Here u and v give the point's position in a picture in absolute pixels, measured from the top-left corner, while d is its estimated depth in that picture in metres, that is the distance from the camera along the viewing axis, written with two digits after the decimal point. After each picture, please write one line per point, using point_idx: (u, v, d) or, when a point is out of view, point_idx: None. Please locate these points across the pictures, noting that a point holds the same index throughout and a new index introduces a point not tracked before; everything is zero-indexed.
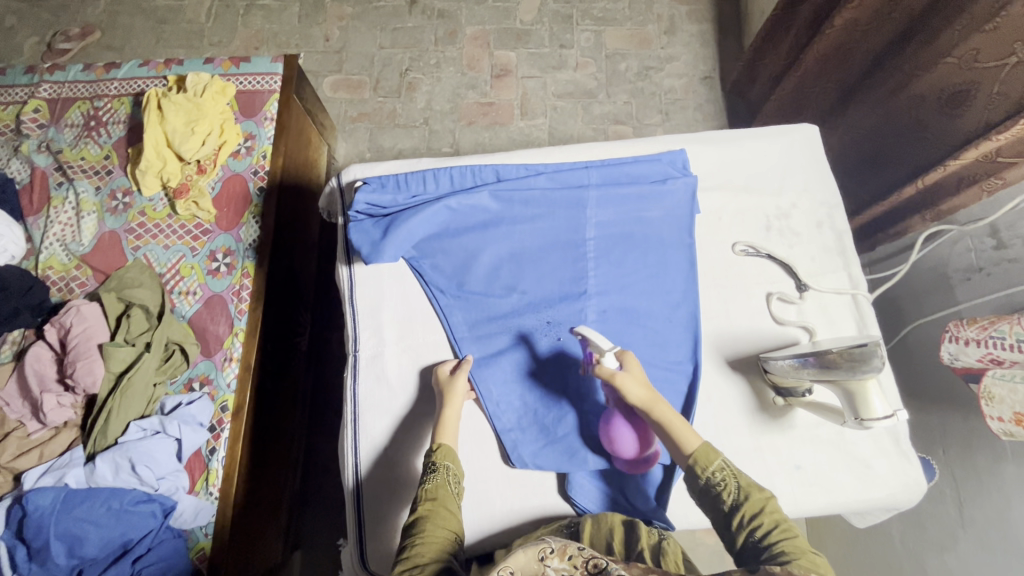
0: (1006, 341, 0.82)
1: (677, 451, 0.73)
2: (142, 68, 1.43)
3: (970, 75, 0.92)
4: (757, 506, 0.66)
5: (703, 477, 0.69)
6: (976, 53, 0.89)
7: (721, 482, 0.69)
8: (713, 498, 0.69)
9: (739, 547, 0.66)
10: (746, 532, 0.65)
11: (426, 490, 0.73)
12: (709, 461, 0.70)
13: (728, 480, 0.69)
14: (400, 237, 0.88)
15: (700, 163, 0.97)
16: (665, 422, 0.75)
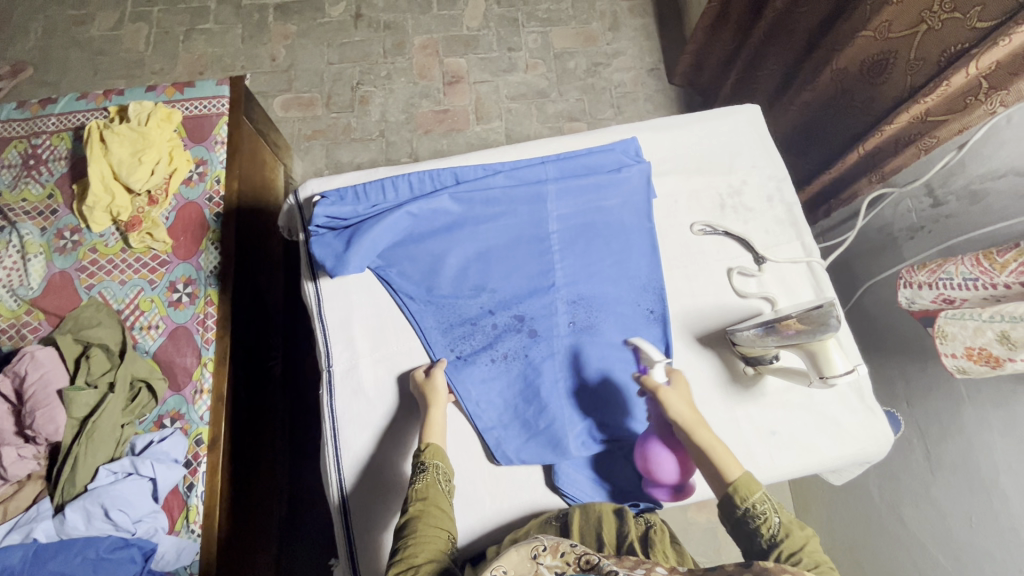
0: (955, 281, 0.83)
1: (712, 474, 0.72)
2: (81, 101, 1.38)
3: (886, 45, 0.98)
4: (797, 543, 0.65)
5: (744, 510, 0.67)
6: (889, 26, 0.96)
7: (759, 517, 0.67)
8: (749, 531, 0.67)
9: None
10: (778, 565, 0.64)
11: (416, 491, 0.73)
12: (751, 490, 0.68)
13: (767, 518, 0.66)
14: (364, 247, 0.87)
15: (651, 149, 1.00)
16: (709, 442, 0.73)
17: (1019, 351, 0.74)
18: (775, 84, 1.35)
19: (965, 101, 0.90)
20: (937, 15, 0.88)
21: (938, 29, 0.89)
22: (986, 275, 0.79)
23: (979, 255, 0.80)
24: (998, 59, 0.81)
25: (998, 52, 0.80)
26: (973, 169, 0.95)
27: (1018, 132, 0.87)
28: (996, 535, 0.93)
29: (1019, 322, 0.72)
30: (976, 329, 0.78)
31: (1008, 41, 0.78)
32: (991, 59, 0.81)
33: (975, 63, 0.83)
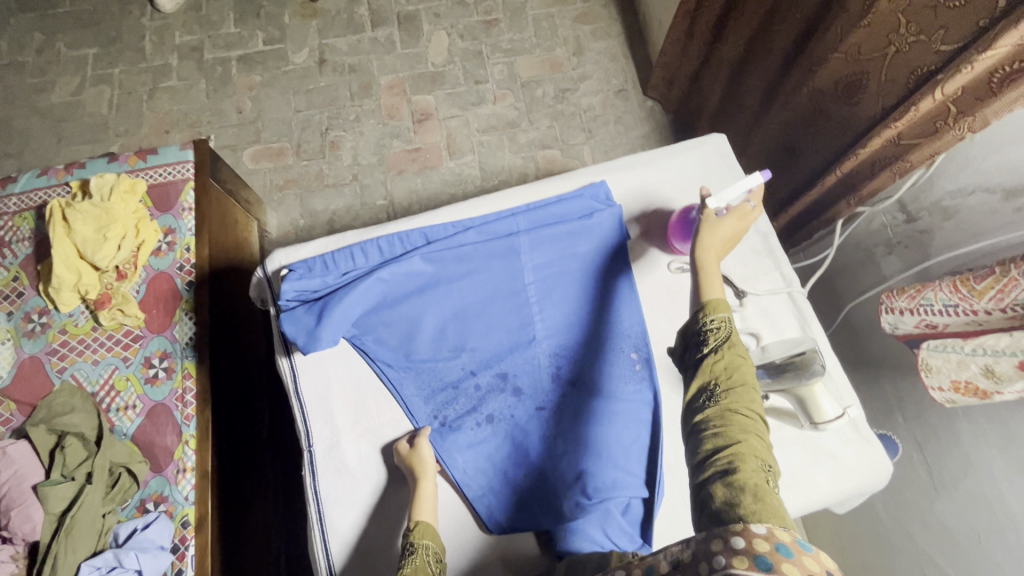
0: (935, 307, 0.82)
1: (693, 291, 0.69)
2: (41, 177, 1.35)
3: (857, 67, 0.98)
4: (737, 394, 0.60)
5: (698, 321, 0.65)
6: (858, 48, 0.96)
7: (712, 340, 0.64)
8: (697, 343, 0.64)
9: (692, 403, 0.63)
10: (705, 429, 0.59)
11: (405, 574, 0.68)
12: (717, 310, 0.65)
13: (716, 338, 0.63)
14: (336, 320, 0.85)
15: (621, 190, 0.99)
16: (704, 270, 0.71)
17: (1005, 384, 0.75)
18: (758, 98, 1.33)
19: (937, 129, 0.86)
20: (903, 38, 0.87)
21: (905, 51, 0.88)
22: (966, 301, 0.78)
23: (956, 281, 0.79)
24: (961, 85, 0.79)
25: (961, 79, 0.78)
26: (944, 185, 0.95)
27: (983, 151, 0.87)
28: (1005, 550, 0.92)
29: (1002, 356, 0.73)
30: (959, 362, 0.79)
31: (968, 69, 0.76)
32: (956, 85, 0.79)
33: (939, 91, 0.81)
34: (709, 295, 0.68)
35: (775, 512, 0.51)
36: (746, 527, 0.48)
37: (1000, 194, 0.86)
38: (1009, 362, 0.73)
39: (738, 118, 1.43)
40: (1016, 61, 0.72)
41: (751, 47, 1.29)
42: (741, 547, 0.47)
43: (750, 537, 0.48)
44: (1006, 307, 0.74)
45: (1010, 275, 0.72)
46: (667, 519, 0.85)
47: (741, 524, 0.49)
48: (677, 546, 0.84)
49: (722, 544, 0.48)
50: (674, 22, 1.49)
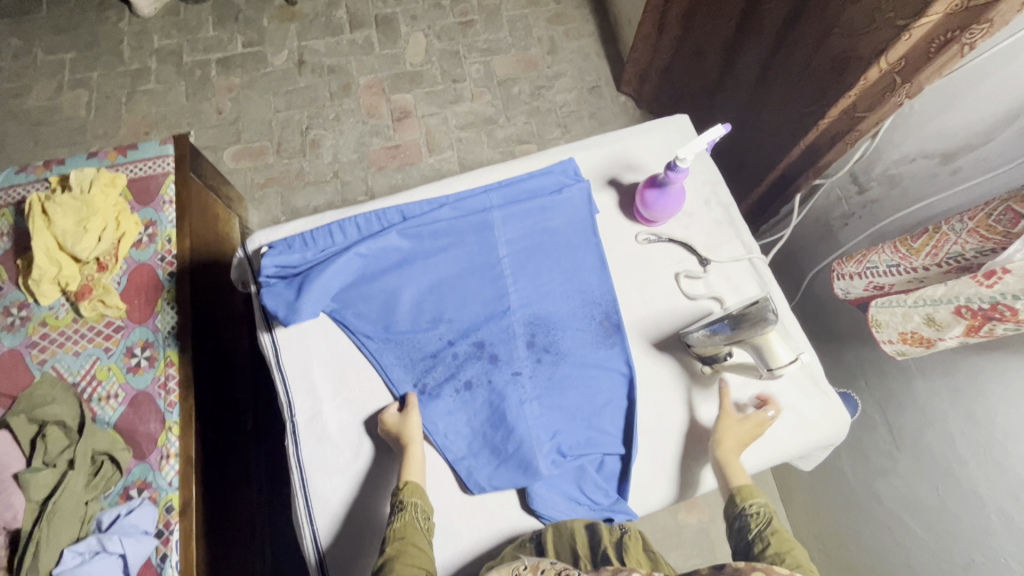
0: (881, 269, 0.88)
1: (724, 478, 0.81)
2: (20, 174, 1.36)
3: (849, 44, 0.94)
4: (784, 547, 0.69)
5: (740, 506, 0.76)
6: (853, 24, 0.92)
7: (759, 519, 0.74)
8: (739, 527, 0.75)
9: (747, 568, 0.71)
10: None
11: (395, 530, 0.73)
12: (751, 495, 0.77)
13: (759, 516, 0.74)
14: (315, 293, 0.88)
15: (588, 167, 1.04)
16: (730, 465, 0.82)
17: (946, 331, 0.79)
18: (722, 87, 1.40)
19: (886, 96, 0.91)
20: (884, 15, 0.85)
21: (878, 27, 0.87)
22: (905, 260, 0.84)
23: (897, 242, 0.86)
24: (903, 54, 0.85)
25: (903, 47, 0.84)
26: (888, 156, 1.01)
27: (920, 120, 0.93)
28: (960, 498, 0.97)
29: (940, 305, 0.77)
30: (904, 315, 0.83)
31: (906, 36, 0.82)
32: (899, 53, 0.85)
33: (883, 58, 0.87)
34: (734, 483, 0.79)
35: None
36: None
37: (938, 159, 0.92)
38: (947, 310, 0.77)
39: (732, 100, 1.40)
40: (952, 31, 0.77)
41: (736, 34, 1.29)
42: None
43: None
44: (941, 261, 0.80)
45: (941, 231, 0.79)
46: (642, 477, 0.88)
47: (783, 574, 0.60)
48: (651, 500, 0.87)
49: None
50: (643, 19, 1.50)
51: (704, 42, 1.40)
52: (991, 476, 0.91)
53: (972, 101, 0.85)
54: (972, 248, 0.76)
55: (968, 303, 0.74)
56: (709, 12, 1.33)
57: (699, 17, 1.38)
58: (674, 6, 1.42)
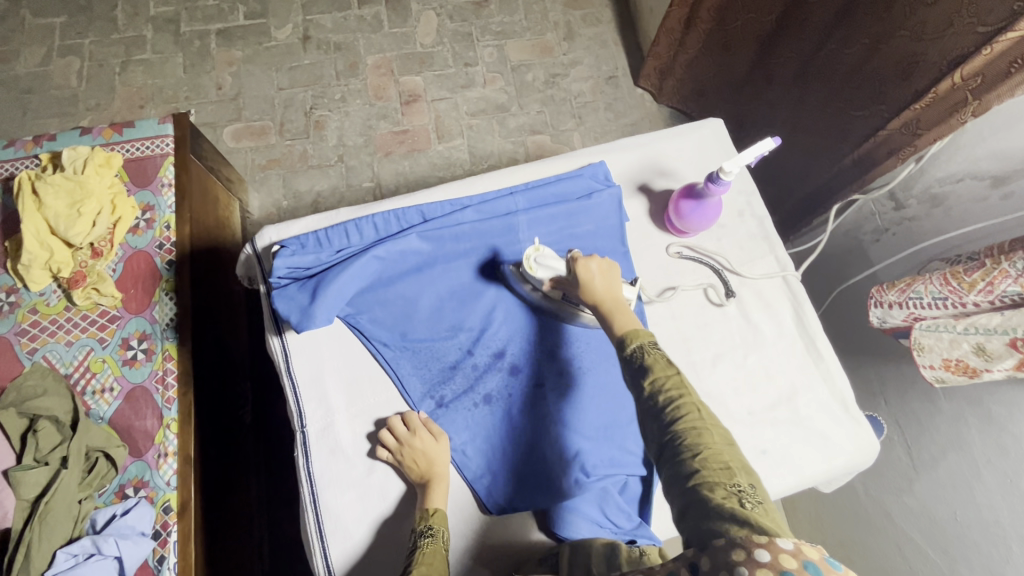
0: (925, 300, 0.85)
1: (609, 332, 0.74)
2: (8, 149, 1.28)
3: (918, 47, 0.90)
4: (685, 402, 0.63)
5: (623, 353, 0.70)
6: (925, 25, 0.87)
7: (650, 357, 0.68)
8: (632, 368, 0.68)
9: (646, 415, 0.65)
10: (667, 434, 0.62)
11: (423, 555, 0.70)
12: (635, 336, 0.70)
13: (646, 356, 0.68)
14: (330, 298, 0.83)
15: (619, 171, 0.99)
16: (611, 311, 0.76)
17: (995, 361, 0.78)
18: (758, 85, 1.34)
19: (950, 114, 0.88)
20: (963, 20, 0.81)
21: (954, 33, 0.83)
22: (955, 294, 0.80)
23: (948, 274, 0.82)
24: (980, 67, 0.81)
25: (980, 59, 0.80)
26: (933, 173, 0.98)
27: (972, 139, 0.91)
28: (979, 525, 0.95)
29: (993, 334, 0.76)
30: (951, 341, 0.82)
31: (988, 50, 0.78)
32: (976, 66, 0.81)
33: (958, 71, 0.83)
34: (620, 329, 0.73)
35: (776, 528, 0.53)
36: (772, 542, 0.48)
37: (988, 181, 0.90)
38: (1000, 340, 0.76)
39: (765, 101, 1.34)
40: None
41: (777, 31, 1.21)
42: (767, 561, 0.47)
43: (777, 552, 0.47)
44: (995, 299, 0.77)
45: (1000, 267, 0.75)
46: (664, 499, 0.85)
47: (766, 539, 0.48)
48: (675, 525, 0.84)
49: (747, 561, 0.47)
50: (670, 12, 1.46)
51: (735, 36, 1.34)
52: (1017, 507, 0.89)
53: None
54: None
55: None
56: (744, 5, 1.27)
57: (734, 8, 1.30)
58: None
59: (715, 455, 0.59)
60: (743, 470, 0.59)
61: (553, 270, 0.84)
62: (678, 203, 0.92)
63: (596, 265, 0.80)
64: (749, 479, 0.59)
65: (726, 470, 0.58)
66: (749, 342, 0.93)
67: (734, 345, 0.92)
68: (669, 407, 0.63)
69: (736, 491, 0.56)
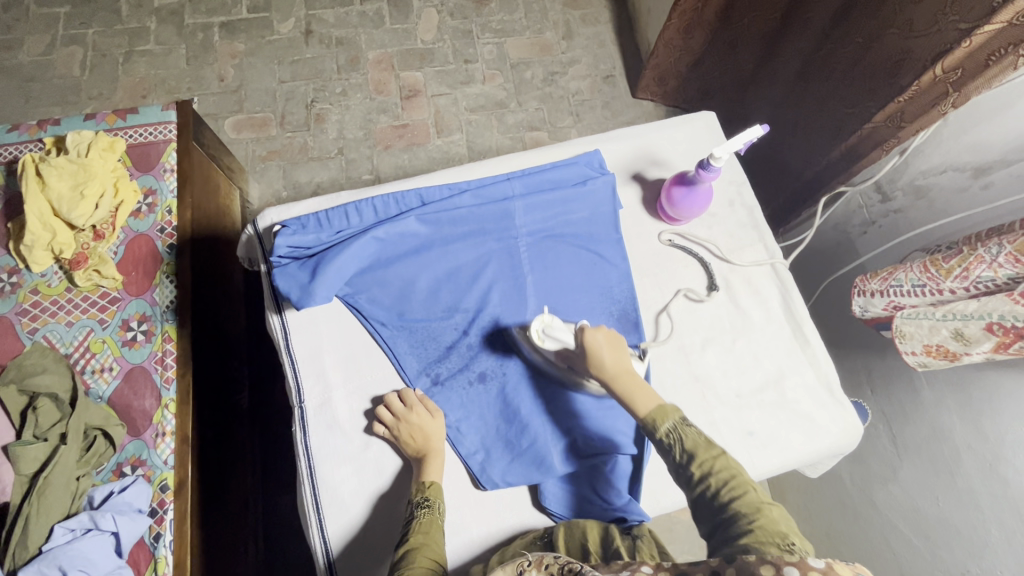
0: (905, 288, 0.88)
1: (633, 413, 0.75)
2: (12, 133, 1.30)
3: (907, 44, 0.92)
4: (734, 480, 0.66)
5: (657, 437, 0.71)
6: (913, 23, 0.90)
7: (687, 437, 0.70)
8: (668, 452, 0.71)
9: (697, 499, 0.67)
10: (720, 512, 0.64)
11: (419, 524, 0.73)
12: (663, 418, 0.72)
13: (683, 438, 0.70)
14: (330, 276, 0.85)
15: (614, 159, 1.01)
16: (630, 390, 0.76)
17: (973, 346, 0.81)
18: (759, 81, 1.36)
19: (932, 105, 0.91)
20: (947, 18, 0.84)
21: (940, 30, 0.85)
22: (933, 281, 0.83)
23: (926, 262, 0.85)
24: (959, 61, 0.84)
25: (960, 53, 0.83)
26: (916, 166, 1.02)
27: (955, 131, 0.94)
28: (961, 510, 0.97)
29: (970, 320, 0.79)
30: (931, 328, 0.84)
31: (967, 43, 0.81)
32: (956, 60, 0.84)
33: (939, 65, 0.86)
34: (643, 410, 0.74)
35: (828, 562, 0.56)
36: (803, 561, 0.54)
37: (969, 172, 0.93)
38: (977, 326, 0.78)
39: (768, 97, 1.37)
40: (1009, 45, 0.77)
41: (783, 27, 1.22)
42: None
43: (807, 569, 0.53)
44: (970, 285, 0.80)
45: (976, 253, 0.78)
46: (654, 478, 0.87)
47: (797, 559, 0.54)
48: (664, 503, 0.86)
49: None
50: (670, 23, 1.44)
51: (741, 37, 1.36)
52: (996, 491, 0.91)
53: (1014, 114, 0.84)
54: (1005, 274, 0.76)
55: (1001, 321, 0.75)
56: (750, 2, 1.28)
57: (740, 6, 1.31)
58: (710, 3, 1.34)
59: (766, 526, 0.61)
60: (798, 536, 0.62)
61: (564, 341, 0.81)
62: (670, 189, 0.95)
63: (603, 335, 0.79)
64: (802, 543, 0.61)
65: (780, 537, 0.60)
66: (738, 327, 0.95)
67: (723, 330, 0.95)
68: (718, 487, 0.66)
69: (789, 547, 0.59)
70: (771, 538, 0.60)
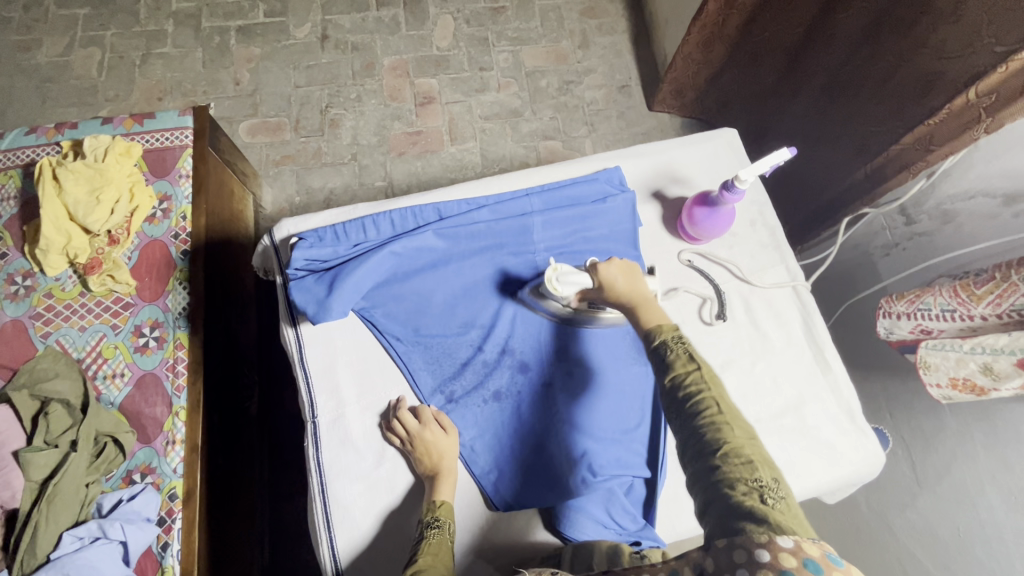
0: (933, 312, 0.86)
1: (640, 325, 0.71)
2: (30, 135, 1.30)
3: (939, 66, 0.92)
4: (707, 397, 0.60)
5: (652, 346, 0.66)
6: (944, 45, 0.90)
7: (674, 353, 0.65)
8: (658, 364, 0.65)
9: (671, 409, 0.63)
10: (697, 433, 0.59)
11: (430, 545, 0.70)
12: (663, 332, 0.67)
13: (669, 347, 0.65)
14: (346, 291, 0.84)
15: (634, 177, 1.00)
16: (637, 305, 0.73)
17: (1002, 381, 0.78)
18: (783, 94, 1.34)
19: (964, 129, 0.89)
20: (982, 40, 0.84)
21: (974, 52, 0.86)
22: (964, 306, 0.82)
23: (957, 286, 0.83)
24: (995, 85, 0.83)
25: (996, 77, 0.82)
26: (943, 189, 1.00)
27: (986, 156, 0.92)
28: (982, 542, 0.95)
29: (1000, 355, 0.77)
30: (958, 360, 0.83)
31: (1004, 68, 0.80)
32: (991, 83, 0.83)
33: (973, 88, 0.85)
34: (648, 322, 0.70)
35: (797, 528, 0.52)
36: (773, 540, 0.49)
37: (1000, 200, 0.91)
38: (1007, 361, 0.76)
39: (787, 111, 1.35)
40: None
41: (803, 43, 1.22)
42: (767, 561, 0.48)
43: (776, 551, 0.49)
44: (1002, 313, 0.78)
45: (1009, 281, 0.76)
46: (669, 502, 0.85)
47: (767, 538, 0.50)
48: (679, 530, 0.84)
49: (751, 564, 0.49)
50: (689, 35, 1.45)
51: (764, 49, 1.34)
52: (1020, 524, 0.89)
53: None
54: None
55: None
56: (774, 17, 1.26)
57: (763, 19, 1.29)
58: (731, 17, 1.35)
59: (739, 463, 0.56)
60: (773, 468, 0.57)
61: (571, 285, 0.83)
62: (691, 207, 0.93)
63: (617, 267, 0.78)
64: (778, 475, 0.57)
65: (745, 473, 0.55)
66: (758, 350, 0.94)
67: (743, 353, 0.93)
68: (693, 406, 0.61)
69: (759, 486, 0.54)
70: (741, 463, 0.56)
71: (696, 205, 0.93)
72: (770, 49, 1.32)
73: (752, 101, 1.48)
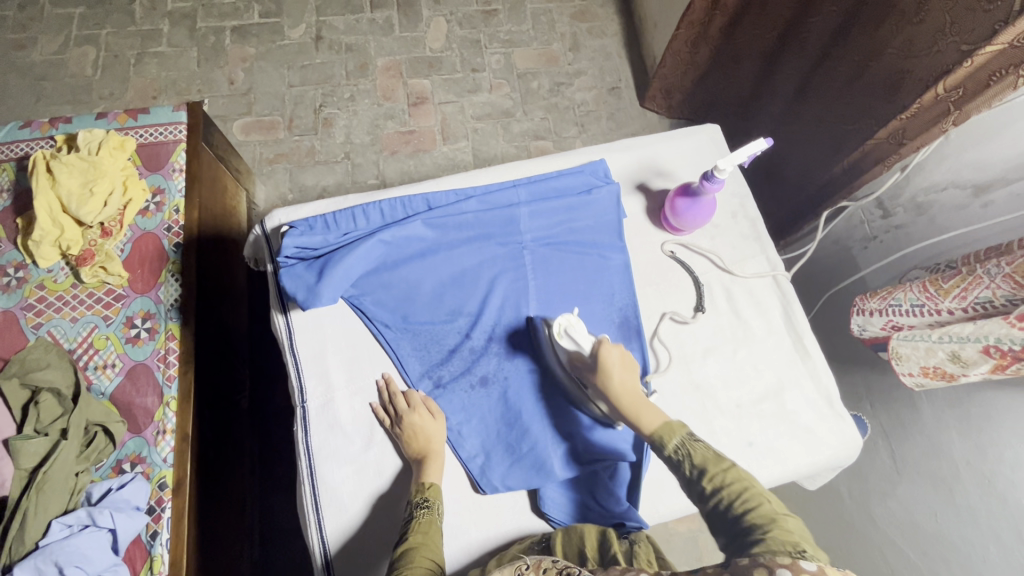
0: (904, 308, 0.89)
1: (640, 433, 0.73)
2: (24, 129, 1.31)
3: (905, 64, 0.96)
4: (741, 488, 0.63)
5: (665, 453, 0.69)
6: (912, 43, 0.93)
7: (694, 452, 0.68)
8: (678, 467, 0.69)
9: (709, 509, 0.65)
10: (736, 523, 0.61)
11: (418, 525, 0.72)
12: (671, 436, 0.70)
13: (692, 454, 0.67)
14: (335, 278, 0.86)
15: (619, 170, 1.03)
16: (634, 410, 0.74)
17: (970, 367, 0.81)
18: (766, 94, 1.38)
19: (933, 123, 0.93)
20: (946, 39, 0.87)
21: (940, 50, 0.88)
22: (932, 301, 0.85)
23: (926, 282, 0.86)
24: (961, 80, 0.86)
25: (963, 72, 0.85)
26: (918, 182, 1.04)
27: (959, 147, 0.95)
28: (959, 528, 0.97)
29: (967, 342, 0.79)
30: (927, 350, 0.85)
31: (969, 63, 0.83)
32: (956, 79, 0.87)
33: (940, 84, 0.89)
34: (649, 429, 0.72)
35: None
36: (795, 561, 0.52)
37: (970, 190, 0.94)
38: (974, 348, 0.78)
39: (771, 111, 1.39)
40: (1010, 65, 0.78)
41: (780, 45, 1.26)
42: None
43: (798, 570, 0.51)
44: (968, 306, 0.80)
45: (974, 275, 0.79)
46: (652, 485, 0.87)
47: (788, 560, 0.52)
48: (661, 511, 0.86)
49: None
50: (676, 35, 1.47)
51: (747, 51, 1.37)
52: (994, 508, 0.91)
53: (1017, 131, 0.85)
54: (1002, 295, 0.76)
55: (997, 343, 0.75)
56: (756, 19, 1.29)
57: (744, 23, 1.32)
58: (715, 18, 1.37)
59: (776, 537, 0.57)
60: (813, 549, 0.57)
61: (579, 344, 0.80)
62: (673, 199, 0.96)
63: (618, 354, 0.77)
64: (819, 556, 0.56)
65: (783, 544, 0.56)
66: (739, 337, 0.96)
67: (724, 340, 0.96)
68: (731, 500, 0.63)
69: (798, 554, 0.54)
70: (782, 545, 0.56)
71: (679, 197, 0.96)
72: (753, 50, 1.35)
73: (737, 102, 1.52)
